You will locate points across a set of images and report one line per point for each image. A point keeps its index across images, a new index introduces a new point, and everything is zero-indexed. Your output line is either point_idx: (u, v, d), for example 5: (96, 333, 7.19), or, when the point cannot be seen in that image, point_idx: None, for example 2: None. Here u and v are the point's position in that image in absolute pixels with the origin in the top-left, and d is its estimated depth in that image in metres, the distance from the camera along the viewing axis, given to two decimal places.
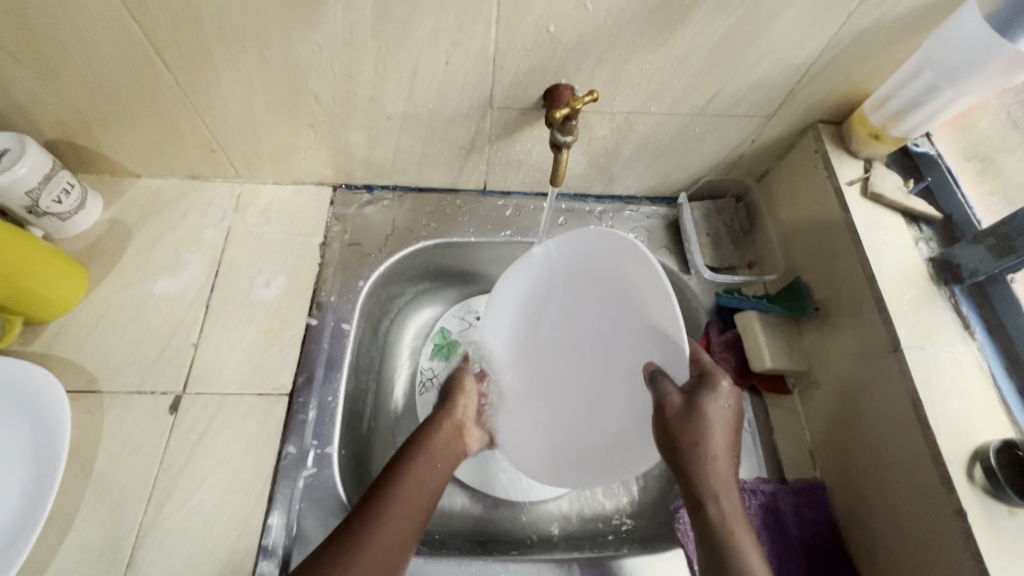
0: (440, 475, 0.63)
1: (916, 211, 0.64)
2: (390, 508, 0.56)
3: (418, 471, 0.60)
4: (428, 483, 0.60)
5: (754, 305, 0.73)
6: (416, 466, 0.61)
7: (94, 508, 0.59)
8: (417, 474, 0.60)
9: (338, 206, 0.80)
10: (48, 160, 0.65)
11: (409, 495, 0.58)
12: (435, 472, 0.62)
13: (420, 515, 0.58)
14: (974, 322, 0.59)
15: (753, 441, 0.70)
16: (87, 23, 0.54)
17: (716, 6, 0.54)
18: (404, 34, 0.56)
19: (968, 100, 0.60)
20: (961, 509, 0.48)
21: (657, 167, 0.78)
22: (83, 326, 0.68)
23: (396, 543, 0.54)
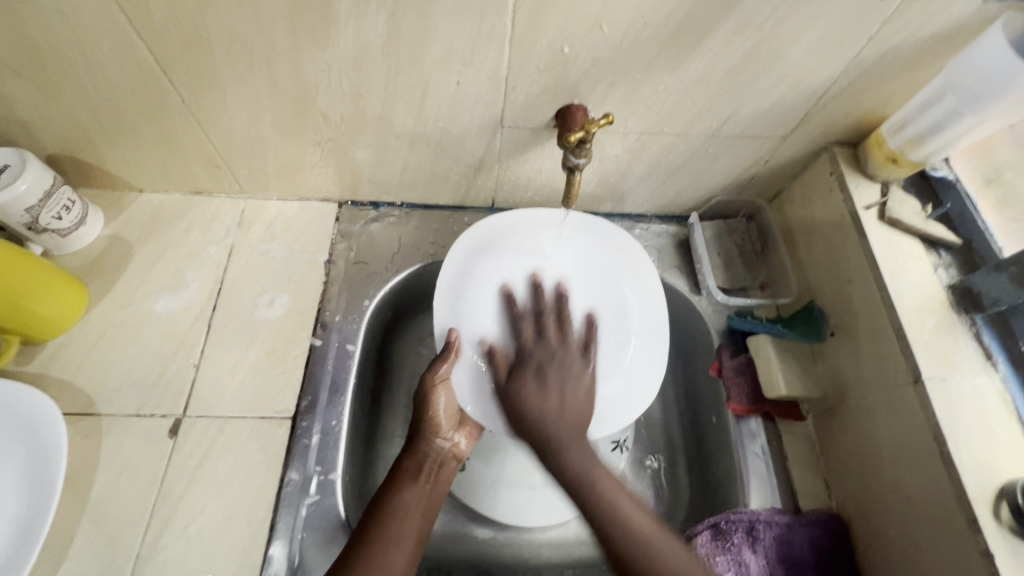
0: (428, 509, 0.60)
1: (935, 237, 0.63)
2: (385, 540, 0.54)
3: (418, 501, 0.59)
4: (413, 521, 0.57)
5: (768, 329, 0.72)
6: (412, 493, 0.59)
7: (90, 537, 0.57)
8: (417, 505, 0.59)
9: (343, 222, 0.78)
10: (50, 176, 0.64)
11: (405, 529, 0.56)
12: (421, 507, 0.59)
13: (416, 547, 0.56)
14: (997, 353, 0.57)
15: (766, 470, 0.67)
16: (91, 40, 0.53)
17: (735, 29, 0.53)
18: (415, 54, 0.55)
19: (990, 126, 0.59)
20: (987, 550, 0.47)
21: (668, 186, 0.77)
22: (82, 345, 0.67)
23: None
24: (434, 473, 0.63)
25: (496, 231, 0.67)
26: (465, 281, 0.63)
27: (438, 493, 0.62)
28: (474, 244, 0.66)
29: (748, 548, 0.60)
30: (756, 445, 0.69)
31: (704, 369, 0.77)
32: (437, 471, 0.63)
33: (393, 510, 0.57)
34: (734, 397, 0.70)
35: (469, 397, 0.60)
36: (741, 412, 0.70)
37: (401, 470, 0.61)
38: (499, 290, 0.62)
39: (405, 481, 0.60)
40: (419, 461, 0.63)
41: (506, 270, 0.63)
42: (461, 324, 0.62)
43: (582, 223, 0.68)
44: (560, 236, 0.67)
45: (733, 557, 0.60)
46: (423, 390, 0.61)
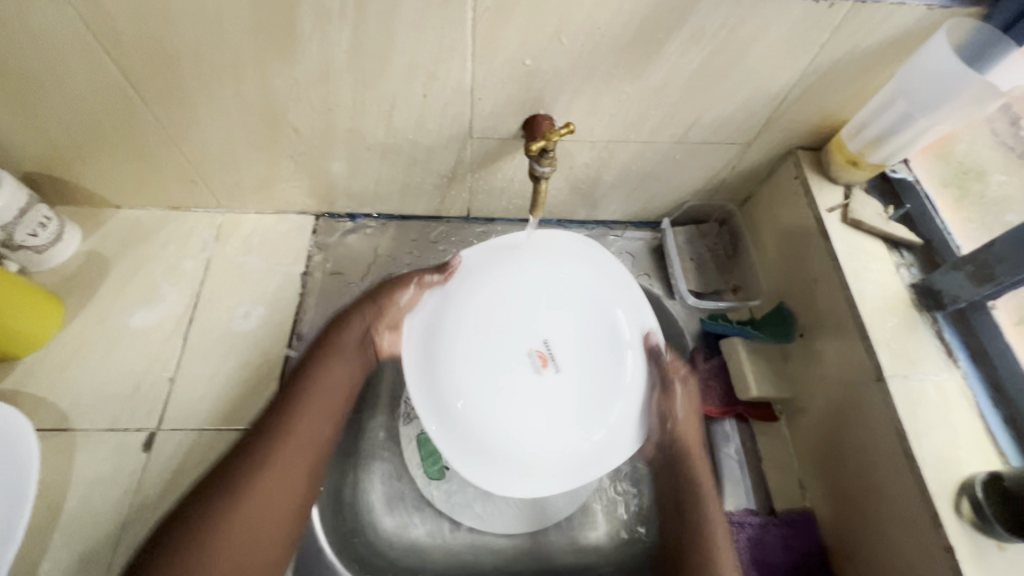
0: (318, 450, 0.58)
1: (897, 237, 0.65)
2: (254, 484, 0.54)
3: (300, 441, 0.57)
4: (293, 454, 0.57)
5: (739, 331, 0.73)
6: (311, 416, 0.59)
7: (62, 551, 0.57)
8: (300, 445, 0.57)
9: (320, 234, 0.79)
10: (25, 194, 0.64)
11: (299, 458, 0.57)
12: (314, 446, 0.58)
13: (295, 493, 0.56)
14: (958, 350, 0.58)
15: (740, 471, 0.68)
16: (61, 59, 0.54)
17: (691, 38, 0.54)
18: (380, 68, 0.57)
19: (943, 128, 0.61)
20: (948, 545, 0.47)
21: (639, 193, 0.78)
22: (56, 361, 0.67)
23: (260, 519, 0.54)
24: (331, 397, 0.60)
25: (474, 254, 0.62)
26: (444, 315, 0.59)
27: (324, 427, 0.60)
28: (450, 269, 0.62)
29: None
30: (729, 448, 0.69)
31: None
32: (338, 396, 0.61)
33: (274, 444, 0.56)
34: (708, 401, 0.72)
35: (429, 417, 0.56)
36: (714, 414, 0.71)
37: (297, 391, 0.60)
38: (477, 312, 0.58)
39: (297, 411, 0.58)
40: (317, 383, 0.60)
41: (486, 296, 0.58)
42: (435, 360, 0.57)
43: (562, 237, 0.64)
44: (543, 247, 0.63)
45: None
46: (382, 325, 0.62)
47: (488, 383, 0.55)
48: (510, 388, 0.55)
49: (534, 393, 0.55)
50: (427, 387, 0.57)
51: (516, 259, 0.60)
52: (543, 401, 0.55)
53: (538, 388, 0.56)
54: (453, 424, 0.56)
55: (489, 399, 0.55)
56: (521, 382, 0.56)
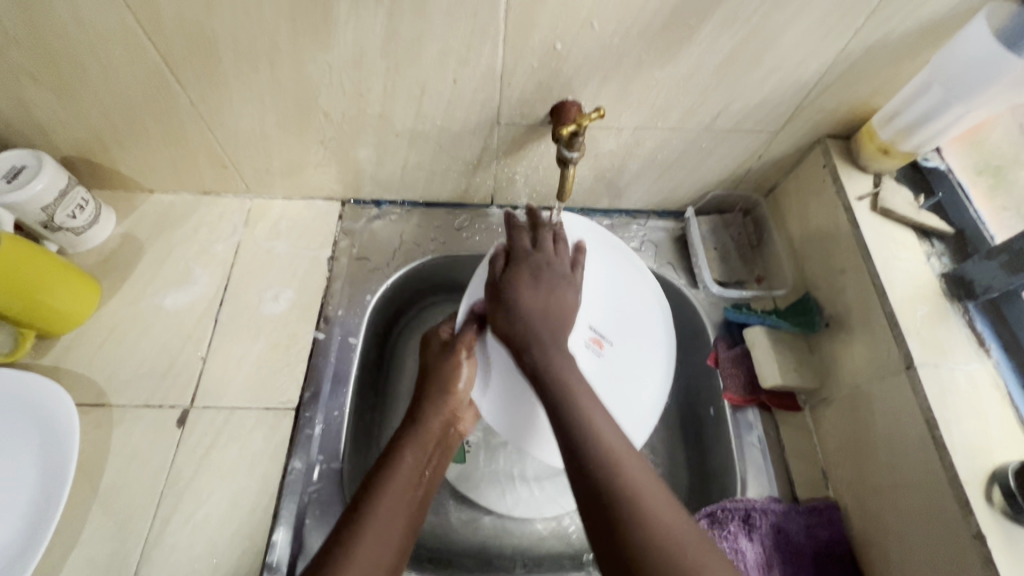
0: (418, 499, 0.58)
1: (928, 227, 0.64)
2: (384, 522, 0.52)
3: (414, 484, 0.58)
4: (410, 496, 0.56)
5: (762, 320, 0.73)
6: (406, 468, 0.58)
7: (101, 521, 0.59)
8: (413, 493, 0.57)
9: (346, 220, 0.80)
10: (65, 176, 0.66)
11: (398, 511, 0.54)
12: (414, 492, 0.57)
13: (412, 528, 0.55)
14: (990, 340, 0.58)
15: (763, 459, 0.68)
16: (102, 43, 0.55)
17: (723, 23, 0.54)
18: (412, 53, 0.57)
19: (977, 115, 0.60)
20: (979, 533, 0.47)
21: (664, 181, 0.78)
22: (94, 339, 0.69)
23: (391, 551, 0.52)
24: (433, 453, 0.62)
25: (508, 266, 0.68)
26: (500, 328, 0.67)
27: (432, 477, 0.61)
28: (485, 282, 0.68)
29: (745, 536, 0.61)
30: (753, 436, 0.70)
31: (701, 362, 0.79)
32: (413, 494, 0.57)
33: (394, 485, 0.55)
34: (730, 387, 0.72)
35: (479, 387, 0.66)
36: (737, 402, 0.71)
37: (399, 444, 0.60)
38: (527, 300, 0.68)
39: (409, 458, 0.59)
40: (423, 442, 0.61)
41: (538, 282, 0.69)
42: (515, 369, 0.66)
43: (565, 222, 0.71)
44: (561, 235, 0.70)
45: (730, 545, 0.61)
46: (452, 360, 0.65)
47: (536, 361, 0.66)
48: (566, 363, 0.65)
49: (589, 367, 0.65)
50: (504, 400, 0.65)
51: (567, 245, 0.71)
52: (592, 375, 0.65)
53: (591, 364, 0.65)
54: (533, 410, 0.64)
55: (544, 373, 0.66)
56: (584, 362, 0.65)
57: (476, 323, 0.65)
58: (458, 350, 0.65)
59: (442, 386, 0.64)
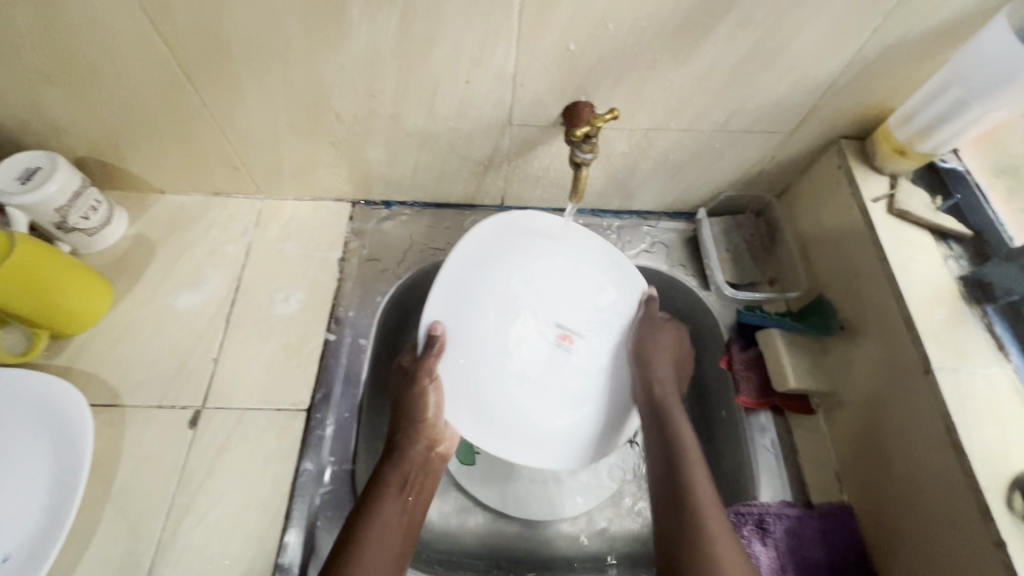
0: (405, 538, 0.56)
1: (946, 229, 0.63)
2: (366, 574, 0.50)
3: (397, 521, 0.56)
4: (394, 538, 0.54)
5: (778, 323, 0.71)
6: (388, 509, 0.56)
7: (114, 521, 0.59)
8: (399, 525, 0.56)
9: (356, 221, 0.80)
10: (78, 177, 0.66)
11: (383, 555, 0.53)
12: (399, 532, 0.55)
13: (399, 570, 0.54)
14: (1010, 344, 0.57)
15: (776, 463, 0.67)
16: (117, 45, 0.55)
17: (740, 22, 0.54)
18: (425, 54, 0.57)
19: (996, 116, 0.59)
20: (1000, 540, 0.46)
21: (676, 182, 0.77)
22: (106, 339, 0.69)
23: None
24: (417, 484, 0.60)
25: (462, 273, 0.66)
26: (463, 335, 0.66)
27: (418, 510, 0.59)
28: (445, 293, 0.65)
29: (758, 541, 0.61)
30: (766, 439, 0.69)
31: (714, 365, 0.78)
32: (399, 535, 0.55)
33: (377, 526, 0.54)
34: (743, 391, 0.71)
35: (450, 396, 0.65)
36: (749, 406, 0.71)
37: (380, 483, 0.58)
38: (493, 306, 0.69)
39: (388, 493, 0.57)
40: (403, 474, 0.59)
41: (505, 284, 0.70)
42: (484, 373, 0.67)
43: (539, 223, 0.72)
44: (531, 242, 0.72)
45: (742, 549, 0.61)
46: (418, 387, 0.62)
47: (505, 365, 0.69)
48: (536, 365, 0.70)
49: (572, 364, 0.71)
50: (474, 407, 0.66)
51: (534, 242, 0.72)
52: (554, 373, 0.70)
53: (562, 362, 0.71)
54: (496, 416, 0.66)
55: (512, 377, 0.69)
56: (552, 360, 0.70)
57: (436, 346, 0.62)
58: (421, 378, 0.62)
59: (415, 414, 0.62)
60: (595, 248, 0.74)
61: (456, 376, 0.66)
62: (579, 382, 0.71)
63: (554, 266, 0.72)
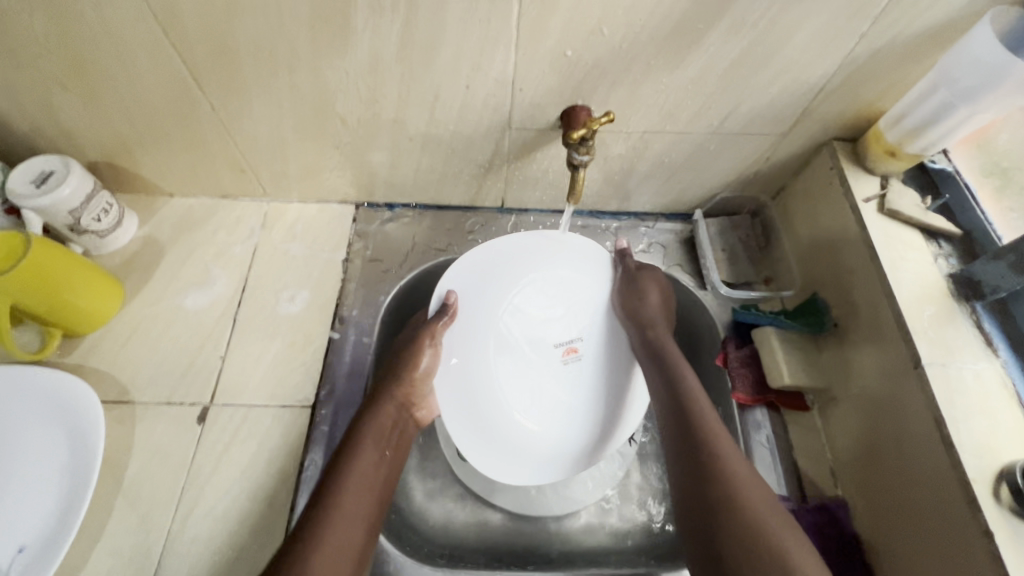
0: (379, 483, 0.58)
1: (936, 228, 0.65)
2: (345, 515, 0.52)
3: (374, 470, 0.58)
4: (369, 483, 0.57)
5: (771, 321, 0.73)
6: (366, 455, 0.58)
7: (125, 514, 0.61)
8: (375, 475, 0.58)
9: (360, 223, 0.82)
10: (91, 181, 0.69)
11: (358, 496, 0.55)
12: (375, 478, 0.58)
13: (375, 515, 0.56)
14: (998, 339, 0.58)
15: (772, 458, 0.69)
16: (130, 52, 0.57)
17: (731, 27, 0.55)
18: (426, 59, 0.59)
19: (984, 117, 0.61)
20: (987, 529, 0.48)
21: (672, 184, 0.79)
22: (117, 338, 0.71)
23: (358, 535, 0.52)
24: (392, 439, 0.63)
25: (467, 291, 0.71)
26: (469, 336, 0.71)
27: (393, 463, 0.62)
28: (461, 286, 0.70)
29: None
30: (761, 435, 0.71)
31: (711, 362, 0.79)
32: (374, 484, 0.57)
33: (356, 471, 0.56)
34: (739, 387, 0.72)
35: (449, 408, 0.70)
36: (745, 402, 0.72)
37: (359, 433, 0.60)
38: (497, 323, 0.72)
39: (365, 443, 0.59)
40: (379, 427, 0.62)
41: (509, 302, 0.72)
42: (484, 390, 0.72)
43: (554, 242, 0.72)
44: (543, 259, 0.73)
45: None
46: (413, 348, 0.67)
47: (504, 381, 0.72)
48: (535, 383, 0.73)
49: (570, 379, 0.73)
50: (470, 421, 0.70)
51: (541, 263, 0.73)
52: (553, 391, 0.73)
53: (561, 378, 0.73)
54: (485, 420, 0.71)
55: (511, 392, 0.72)
56: (551, 377, 0.73)
57: (447, 314, 0.68)
58: (420, 340, 0.67)
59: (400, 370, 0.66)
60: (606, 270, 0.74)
61: (456, 392, 0.71)
62: (572, 396, 0.73)
63: (564, 286, 0.73)
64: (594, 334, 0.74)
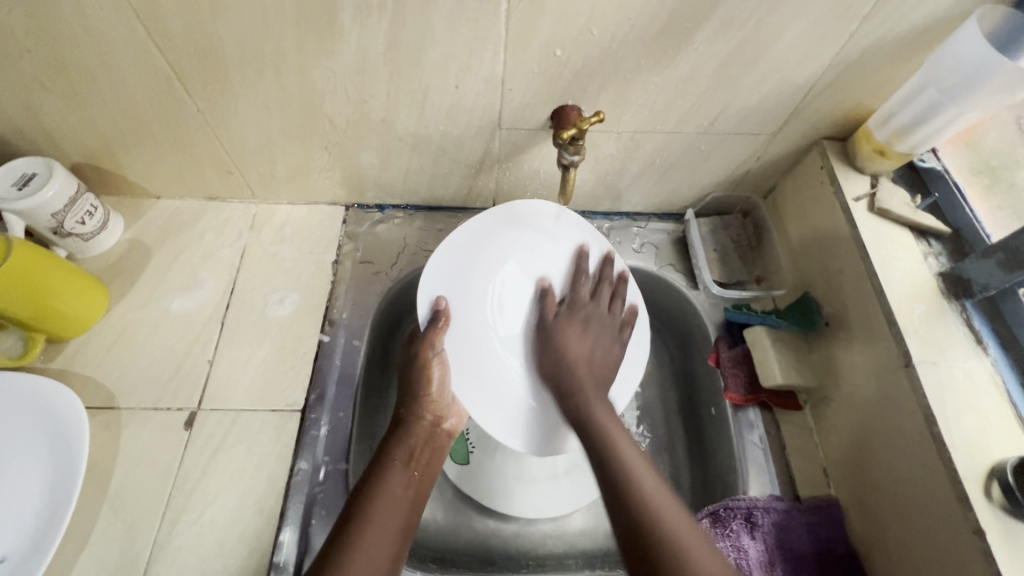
0: (412, 503, 0.57)
1: (925, 227, 0.65)
2: (371, 539, 0.51)
3: (403, 491, 0.57)
4: (401, 503, 0.56)
5: (762, 320, 0.73)
6: (394, 479, 0.57)
7: (110, 523, 0.59)
8: (404, 496, 0.56)
9: (350, 224, 0.81)
10: (74, 183, 0.67)
11: (387, 519, 0.54)
12: (407, 498, 0.57)
13: (405, 535, 0.54)
14: (987, 337, 0.58)
15: (765, 458, 0.69)
16: (112, 51, 0.56)
17: (720, 27, 0.55)
18: (414, 59, 0.58)
19: (973, 115, 0.61)
20: (978, 528, 0.48)
21: (663, 184, 0.79)
22: (102, 343, 0.70)
23: (384, 559, 0.51)
24: (421, 457, 0.62)
25: (455, 270, 0.68)
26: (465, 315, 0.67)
27: (426, 481, 0.60)
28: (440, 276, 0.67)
29: (747, 535, 0.62)
30: (754, 435, 0.70)
31: (703, 362, 0.79)
32: (404, 506, 0.56)
33: (383, 494, 0.55)
34: (731, 387, 0.72)
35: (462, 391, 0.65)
36: (738, 402, 0.72)
37: (387, 455, 0.59)
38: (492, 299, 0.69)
39: (394, 466, 0.58)
40: (409, 447, 0.61)
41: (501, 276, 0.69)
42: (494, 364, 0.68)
43: (531, 209, 0.70)
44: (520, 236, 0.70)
45: (732, 542, 0.61)
46: (423, 360, 0.64)
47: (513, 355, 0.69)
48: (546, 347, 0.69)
49: None
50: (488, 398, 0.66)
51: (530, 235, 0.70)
52: None
53: None
54: (502, 390, 0.67)
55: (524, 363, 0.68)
56: None
57: (441, 320, 0.64)
58: (425, 352, 0.64)
59: (418, 389, 0.64)
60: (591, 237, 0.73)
61: (464, 374, 0.66)
62: None
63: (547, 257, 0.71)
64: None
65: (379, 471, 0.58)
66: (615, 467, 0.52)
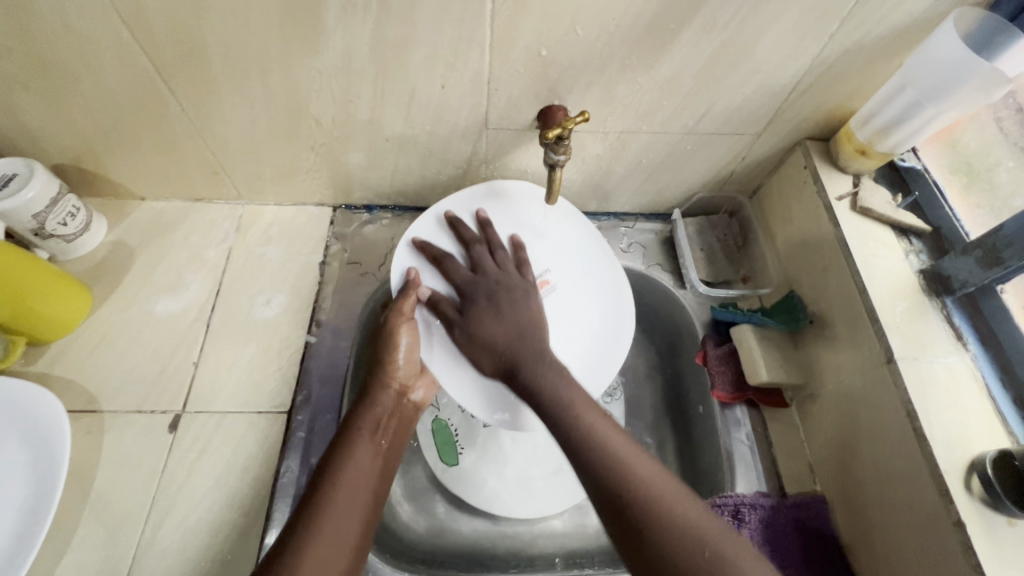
0: (379, 473, 0.58)
1: (906, 225, 0.66)
2: (340, 509, 0.52)
3: (370, 463, 0.57)
4: (370, 474, 0.57)
5: (749, 319, 0.74)
6: (362, 451, 0.57)
7: (92, 528, 0.59)
8: (372, 467, 0.57)
9: (337, 225, 0.81)
10: (56, 184, 0.66)
11: (356, 492, 0.54)
12: (374, 469, 0.58)
13: (372, 506, 0.55)
14: (967, 333, 0.59)
15: (751, 455, 0.69)
16: (93, 50, 0.56)
17: (703, 28, 0.56)
18: (400, 59, 0.58)
19: (950, 117, 0.62)
20: (959, 520, 0.48)
21: (650, 184, 0.79)
22: (85, 346, 0.69)
23: (352, 528, 0.52)
24: (387, 428, 0.62)
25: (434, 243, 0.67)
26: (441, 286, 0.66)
27: (391, 452, 0.61)
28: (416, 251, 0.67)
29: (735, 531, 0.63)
30: (741, 433, 0.71)
31: (690, 361, 0.79)
32: (369, 477, 0.57)
33: (350, 466, 0.56)
34: (718, 385, 0.73)
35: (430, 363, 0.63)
36: (725, 400, 0.72)
37: (355, 426, 0.60)
38: None
39: (360, 436, 0.59)
40: (375, 417, 0.62)
41: None
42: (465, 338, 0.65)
43: (520, 191, 0.71)
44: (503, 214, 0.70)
45: None
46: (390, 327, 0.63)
47: None
48: None
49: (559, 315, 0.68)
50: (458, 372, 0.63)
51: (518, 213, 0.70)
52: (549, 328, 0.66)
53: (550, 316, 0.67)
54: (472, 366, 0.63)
55: None
56: None
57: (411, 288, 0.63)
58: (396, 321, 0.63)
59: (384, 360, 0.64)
60: (583, 228, 0.72)
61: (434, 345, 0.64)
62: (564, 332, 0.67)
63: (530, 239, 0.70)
64: (572, 275, 0.70)
65: (345, 440, 0.58)
66: (612, 464, 0.48)
